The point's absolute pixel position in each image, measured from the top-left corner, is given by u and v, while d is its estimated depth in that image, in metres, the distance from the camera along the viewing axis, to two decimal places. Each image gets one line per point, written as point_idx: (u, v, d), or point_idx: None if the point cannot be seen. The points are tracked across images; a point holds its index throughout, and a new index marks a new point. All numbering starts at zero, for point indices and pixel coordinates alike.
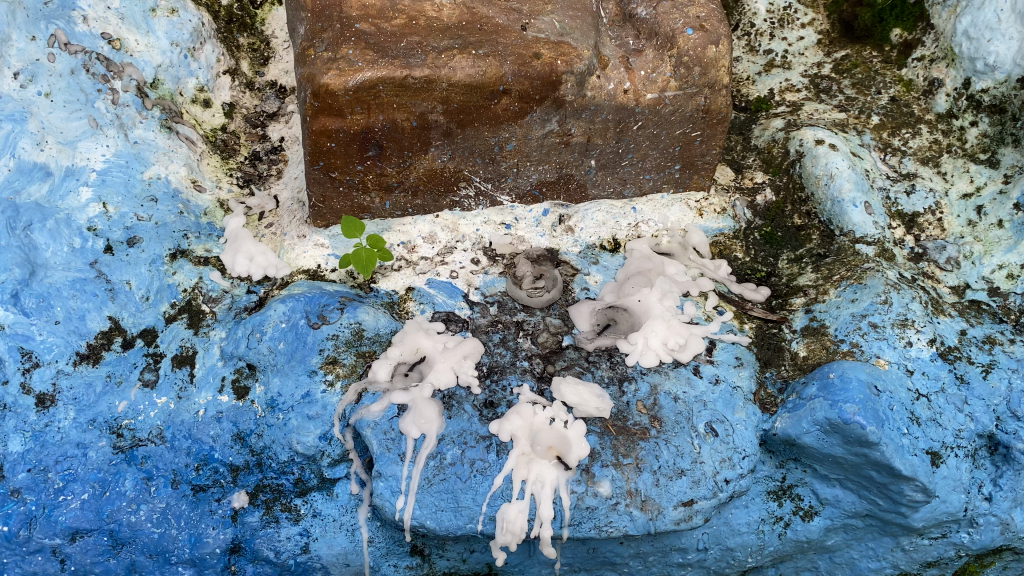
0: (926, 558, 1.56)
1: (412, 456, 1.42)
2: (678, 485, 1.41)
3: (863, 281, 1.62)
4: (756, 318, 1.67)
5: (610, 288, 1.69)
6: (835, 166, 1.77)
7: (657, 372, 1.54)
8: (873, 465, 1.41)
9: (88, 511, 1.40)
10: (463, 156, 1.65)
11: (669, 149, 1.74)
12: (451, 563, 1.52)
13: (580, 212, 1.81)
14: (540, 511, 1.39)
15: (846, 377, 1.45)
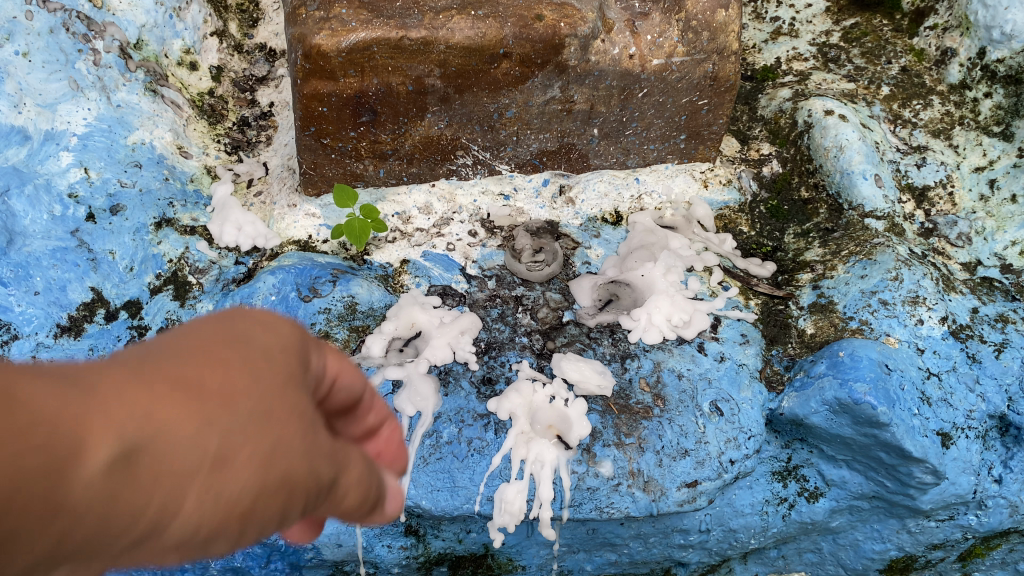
0: (931, 540, 1.53)
1: (407, 434, 1.37)
2: (681, 466, 1.36)
3: (872, 257, 1.57)
4: (762, 294, 1.62)
5: (612, 262, 1.62)
6: (846, 138, 1.72)
7: (660, 349, 1.49)
8: (882, 446, 1.37)
9: None
10: (461, 123, 1.59)
11: (675, 118, 1.67)
12: (446, 543, 1.46)
13: (582, 182, 1.75)
14: (539, 492, 1.34)
15: (857, 355, 1.40)
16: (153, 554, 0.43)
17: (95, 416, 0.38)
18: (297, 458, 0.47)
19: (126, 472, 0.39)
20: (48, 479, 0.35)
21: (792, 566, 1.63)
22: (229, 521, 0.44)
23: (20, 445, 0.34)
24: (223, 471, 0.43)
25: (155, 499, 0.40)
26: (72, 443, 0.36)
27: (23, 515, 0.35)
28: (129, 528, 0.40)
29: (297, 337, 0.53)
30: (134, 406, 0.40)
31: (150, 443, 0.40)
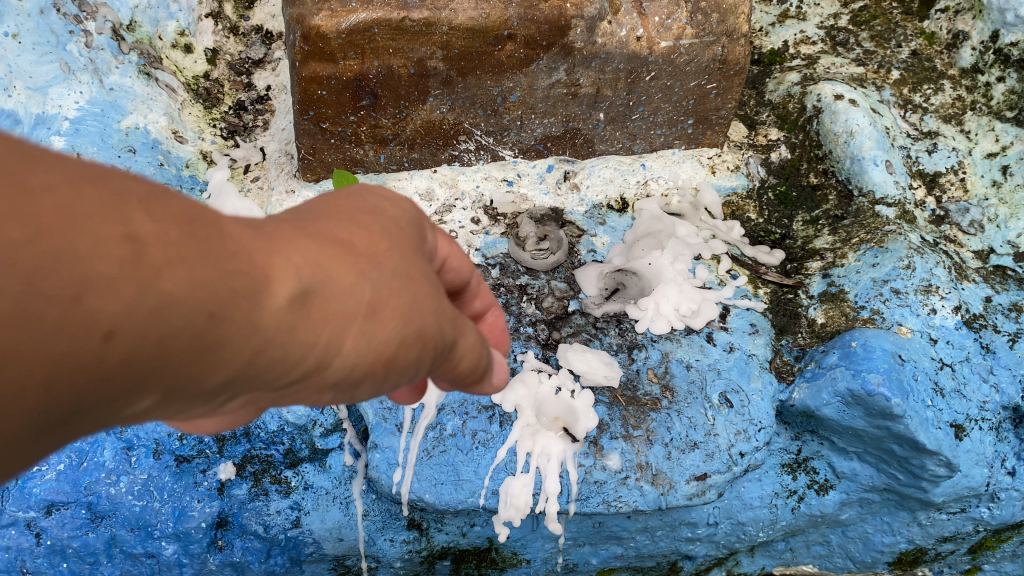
0: (942, 532, 1.51)
1: (410, 426, 1.34)
2: (690, 459, 1.34)
3: (884, 245, 1.54)
4: (771, 283, 1.59)
5: (618, 250, 1.59)
6: (856, 123, 1.68)
7: (668, 340, 1.45)
8: (895, 438, 1.34)
9: (65, 483, 1.34)
10: (463, 107, 1.55)
11: (683, 102, 1.63)
12: (449, 537, 1.42)
13: (587, 168, 1.71)
14: (545, 486, 1.32)
15: (870, 346, 1.36)
16: (318, 383, 0.55)
17: (282, 257, 0.49)
18: (429, 316, 0.58)
19: (304, 307, 0.50)
20: (250, 301, 0.46)
21: (800, 559, 1.60)
22: (373, 359, 0.55)
23: (231, 273, 0.45)
24: (375, 316, 0.54)
25: (323, 330, 0.52)
26: (264, 277, 0.48)
27: (233, 330, 0.46)
28: (303, 354, 0.51)
29: (421, 222, 0.65)
30: (311, 256, 0.51)
31: (324, 284, 0.51)
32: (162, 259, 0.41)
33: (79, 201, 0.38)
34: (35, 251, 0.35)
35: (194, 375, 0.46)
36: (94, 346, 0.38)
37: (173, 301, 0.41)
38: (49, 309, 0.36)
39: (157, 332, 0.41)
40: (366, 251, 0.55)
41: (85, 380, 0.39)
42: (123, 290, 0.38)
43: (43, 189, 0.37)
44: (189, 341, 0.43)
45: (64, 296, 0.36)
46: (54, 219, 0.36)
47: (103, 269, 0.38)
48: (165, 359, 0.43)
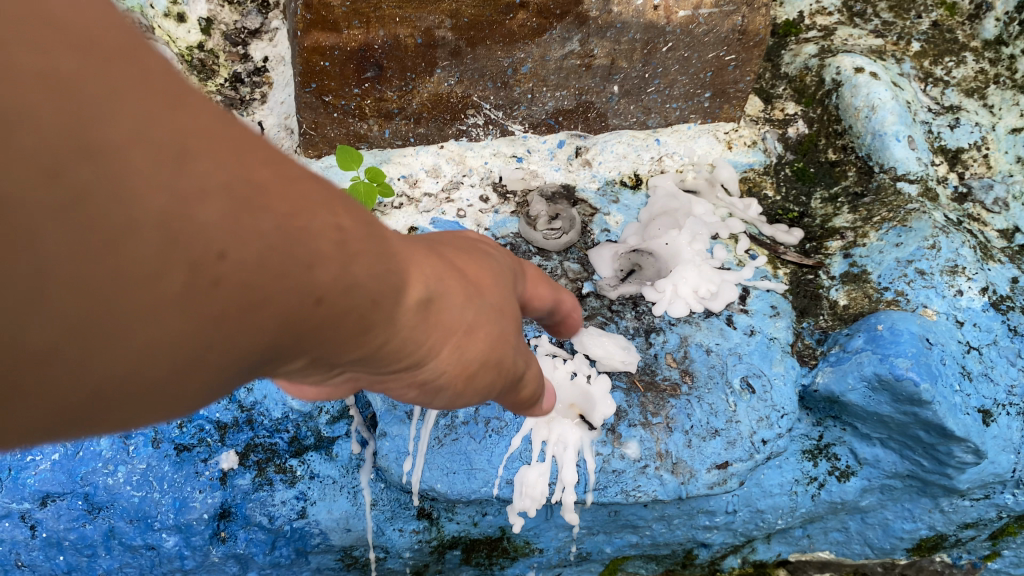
0: (964, 519, 1.47)
1: (420, 414, 1.29)
2: (712, 446, 1.29)
3: (907, 223, 1.48)
4: (790, 264, 1.54)
5: (633, 229, 1.53)
6: (878, 97, 1.62)
7: (687, 323, 1.40)
8: (922, 425, 1.29)
9: (60, 473, 1.31)
10: (472, 79, 1.49)
11: (700, 74, 1.57)
12: (460, 526, 1.38)
13: (599, 143, 1.64)
14: (562, 475, 1.27)
15: (897, 330, 1.31)
16: (412, 372, 0.74)
17: (417, 272, 0.68)
18: (500, 340, 0.79)
19: (427, 310, 0.68)
20: (397, 295, 0.64)
21: (817, 545, 1.57)
22: (458, 364, 0.75)
23: (390, 272, 0.62)
24: (471, 334, 0.75)
25: (433, 334, 0.70)
26: (407, 281, 0.66)
27: (382, 317, 0.62)
28: (416, 350, 0.70)
29: (500, 267, 0.87)
30: (434, 274, 0.70)
31: (440, 297, 0.70)
32: (353, 250, 0.56)
33: (307, 194, 0.52)
34: (289, 224, 0.49)
35: (345, 347, 0.61)
36: (309, 307, 0.53)
37: (355, 282, 0.57)
38: (294, 270, 0.50)
39: (343, 305, 0.56)
40: (470, 282, 0.76)
41: (290, 332, 0.53)
42: (332, 268, 0.54)
43: (285, 180, 0.50)
44: (358, 320, 0.59)
45: (301, 262, 0.50)
46: (293, 203, 0.50)
47: (322, 248, 0.52)
48: (337, 329, 0.58)
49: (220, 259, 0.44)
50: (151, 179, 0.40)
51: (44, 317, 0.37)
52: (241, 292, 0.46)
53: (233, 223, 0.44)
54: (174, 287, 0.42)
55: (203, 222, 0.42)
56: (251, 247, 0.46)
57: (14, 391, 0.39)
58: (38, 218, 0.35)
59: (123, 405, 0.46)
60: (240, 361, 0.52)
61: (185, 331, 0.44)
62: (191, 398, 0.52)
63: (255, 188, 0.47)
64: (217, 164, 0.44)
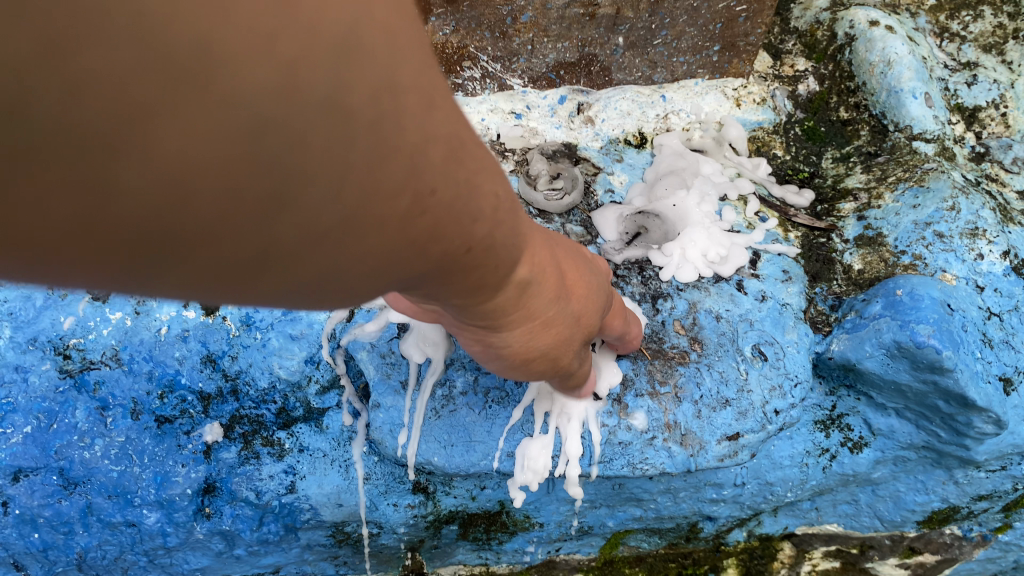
0: (978, 490, 1.42)
1: (416, 383, 1.23)
2: (722, 417, 1.23)
3: (925, 184, 1.41)
4: (801, 227, 1.46)
5: (638, 190, 1.46)
6: (894, 51, 1.54)
7: (696, 288, 1.33)
8: (942, 394, 1.23)
9: (32, 447, 1.23)
10: (469, 29, 1.46)
11: (709, 26, 1.51)
12: (458, 500, 1.31)
13: (602, 99, 1.56)
14: (567, 448, 1.21)
15: (917, 294, 1.24)
16: (482, 335, 0.76)
17: (530, 254, 0.69)
18: (568, 333, 0.82)
19: (527, 290, 0.70)
20: (507, 275, 0.65)
21: (824, 518, 1.52)
22: (525, 344, 0.78)
23: (518, 243, 0.63)
24: (546, 327, 0.77)
25: (518, 311, 0.72)
26: (523, 258, 0.67)
27: (495, 282, 0.64)
28: (501, 319, 0.72)
29: (595, 269, 0.89)
30: (543, 260, 0.72)
31: (540, 283, 0.71)
32: (500, 219, 0.58)
33: (487, 160, 0.54)
34: (472, 181, 0.52)
35: (461, 294, 0.64)
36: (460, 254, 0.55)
37: (495, 248, 0.59)
38: (461, 226, 0.52)
39: (474, 264, 0.58)
40: (565, 283, 0.78)
41: (441, 270, 0.56)
42: (486, 227, 0.56)
43: (478, 143, 0.53)
44: (476, 280, 0.61)
45: (469, 219, 0.53)
46: (481, 164, 0.53)
47: (484, 209, 0.54)
48: (462, 280, 0.60)
49: (430, 195, 0.47)
50: (413, 117, 0.43)
51: (324, 208, 0.40)
52: (434, 226, 0.49)
53: (446, 168, 0.47)
54: (400, 210, 0.45)
55: (428, 162, 0.46)
56: (449, 191, 0.49)
57: (269, 264, 0.42)
58: (348, 129, 0.38)
59: (311, 296, 0.49)
60: (398, 281, 0.54)
61: (393, 247, 0.47)
62: (343, 303, 0.54)
63: (462, 147, 0.49)
64: (447, 119, 0.47)
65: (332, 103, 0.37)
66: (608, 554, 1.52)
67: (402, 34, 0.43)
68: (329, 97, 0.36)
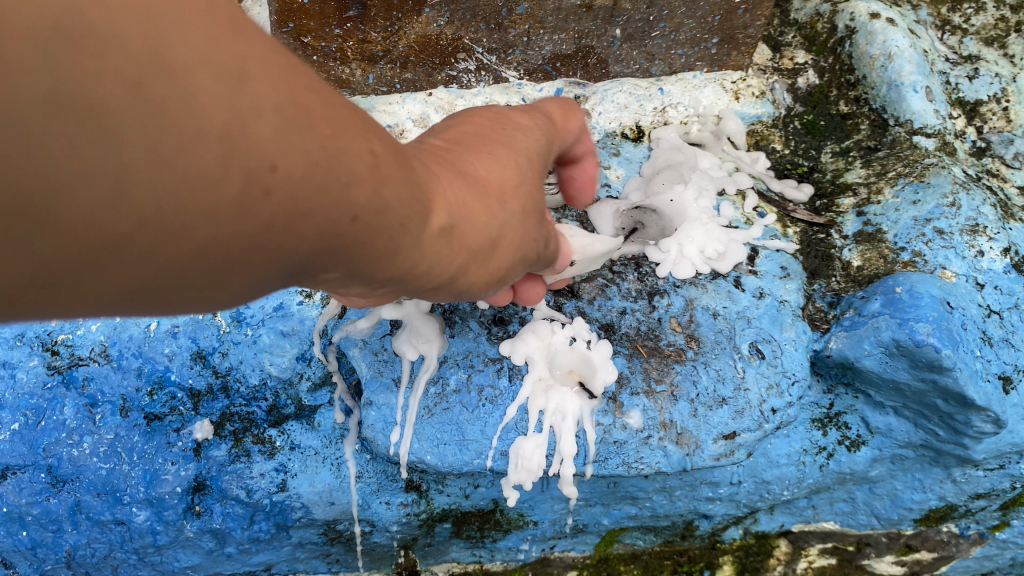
0: (976, 489, 1.41)
1: (409, 381, 1.21)
2: (718, 416, 1.21)
3: (925, 179, 1.39)
4: (800, 222, 1.45)
5: (635, 184, 1.44)
6: (895, 44, 1.52)
7: (693, 285, 1.31)
8: (940, 392, 1.22)
9: (21, 444, 1.21)
10: (463, 20, 1.41)
11: (708, 18, 1.48)
12: (451, 499, 1.30)
13: (599, 92, 1.56)
14: (561, 447, 1.19)
15: (917, 292, 1.22)
16: (442, 291, 0.73)
17: (439, 196, 0.63)
18: (524, 241, 0.77)
19: (451, 231, 0.65)
20: (420, 218, 0.60)
21: (821, 516, 1.51)
22: (485, 273, 0.74)
23: (417, 194, 0.59)
24: (490, 259, 0.72)
25: (457, 256, 0.67)
26: (431, 206, 0.61)
27: (408, 242, 0.60)
28: (443, 271, 0.68)
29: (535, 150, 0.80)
30: (458, 193, 0.66)
31: (462, 218, 0.66)
32: (386, 174, 0.54)
33: (346, 121, 0.51)
34: (331, 146, 0.48)
35: (377, 270, 0.60)
36: (347, 225, 0.51)
37: (389, 207, 0.54)
38: (332, 194, 0.48)
39: (375, 226, 0.54)
40: (493, 190, 0.70)
41: (331, 248, 0.52)
42: (368, 188, 0.51)
43: (332, 105, 0.50)
44: (388, 243, 0.57)
45: (340, 183, 0.49)
46: (337, 126, 0.50)
47: (359, 169, 0.51)
48: (370, 251, 0.56)
49: (271, 171, 0.44)
50: (213, 93, 0.41)
51: (103, 216, 0.39)
52: (289, 206, 0.45)
53: (284, 141, 0.44)
54: (222, 197, 0.42)
55: (255, 136, 0.43)
56: (299, 164, 0.45)
57: (63, 283, 0.41)
58: (104, 122, 0.37)
59: (172, 303, 0.48)
60: (280, 274, 0.51)
61: (235, 243, 0.44)
62: (238, 307, 0.54)
63: (304, 111, 0.47)
64: (270, 86, 0.45)
65: (63, 100, 0.37)
66: (604, 551, 1.52)
67: (173, 18, 0.42)
68: (51, 101, 0.36)
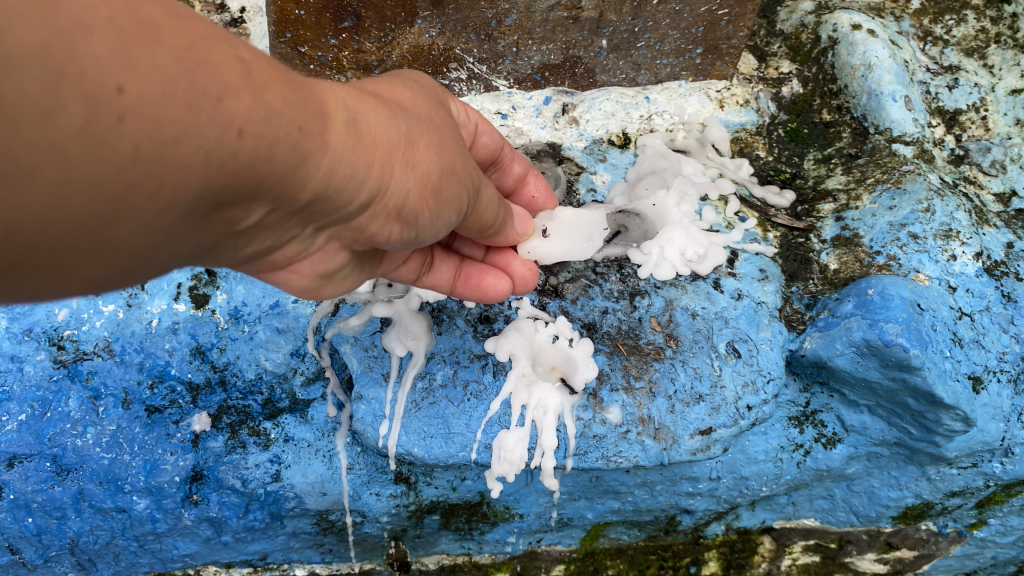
0: (951, 487, 1.44)
1: (397, 376, 1.27)
2: (695, 412, 1.26)
3: (902, 186, 1.43)
4: (781, 227, 1.48)
5: (620, 189, 1.48)
6: (875, 55, 1.56)
7: (673, 286, 1.36)
8: (910, 391, 1.26)
9: (26, 434, 1.27)
10: (454, 31, 1.47)
11: (691, 29, 1.54)
12: (439, 491, 1.35)
13: (587, 100, 1.62)
14: (542, 440, 1.25)
15: (888, 294, 1.26)
16: (383, 209, 0.77)
17: (333, 95, 0.68)
18: (445, 149, 0.81)
19: (358, 129, 0.69)
20: (320, 115, 0.65)
21: (802, 513, 1.55)
22: (418, 178, 0.77)
23: (306, 101, 0.64)
24: (416, 164, 0.76)
25: (377, 154, 0.71)
26: (326, 106, 0.67)
27: (314, 147, 0.64)
28: (368, 176, 0.71)
29: (424, 87, 0.88)
30: (355, 99, 0.72)
31: (364, 117, 0.71)
32: (262, 80, 0.59)
33: (204, 32, 0.55)
34: (190, 58, 0.53)
35: (292, 184, 0.65)
36: (233, 139, 0.56)
37: (275, 112, 0.60)
38: (202, 107, 0.54)
39: (267, 135, 0.59)
40: (388, 104, 0.76)
41: (227, 166, 0.57)
42: (245, 98, 0.57)
43: (181, 17, 0.55)
44: (290, 149, 0.62)
45: (211, 96, 0.54)
46: (193, 38, 0.54)
47: (231, 80, 0.56)
48: (274, 163, 0.61)
49: (119, 94, 0.48)
50: (26, 16, 0.45)
51: None
52: (154, 130, 0.51)
53: (125, 59, 0.49)
54: (69, 126, 0.46)
55: (90, 54, 0.47)
56: (150, 81, 0.50)
57: None
58: None
59: (79, 250, 0.54)
60: (183, 205, 0.57)
61: (112, 174, 0.50)
62: (150, 246, 0.59)
63: (145, 23, 0.51)
64: (98, 1, 0.49)
65: None
66: (590, 546, 1.56)
67: None
68: None
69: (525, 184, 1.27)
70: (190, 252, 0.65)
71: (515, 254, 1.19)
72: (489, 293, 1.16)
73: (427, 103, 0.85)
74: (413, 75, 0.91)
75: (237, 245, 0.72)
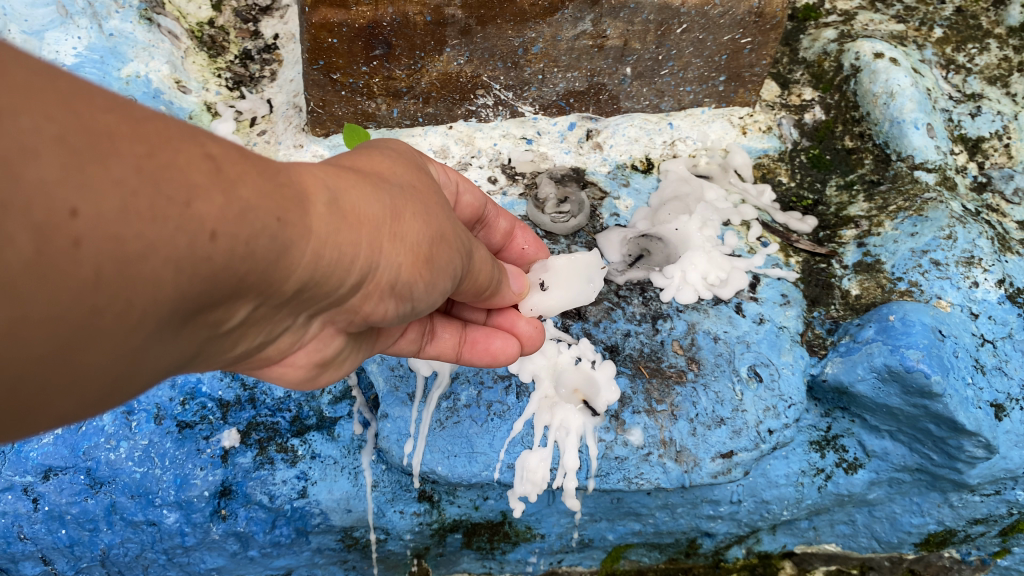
0: (974, 514, 1.44)
1: (423, 395, 1.30)
2: (716, 435, 1.27)
3: (923, 213, 1.44)
4: (803, 252, 1.49)
5: (643, 214, 1.51)
6: (897, 83, 1.57)
7: (695, 310, 1.38)
8: (932, 417, 1.26)
9: (63, 447, 1.31)
10: (482, 59, 1.51)
11: (715, 57, 1.57)
12: (461, 510, 1.37)
13: (611, 126, 1.65)
14: (563, 460, 1.27)
15: (909, 320, 1.28)
16: (375, 284, 0.79)
17: (314, 176, 0.70)
18: (432, 217, 0.83)
19: (342, 208, 0.71)
20: (303, 200, 0.67)
21: (823, 538, 1.55)
22: (408, 251, 0.79)
23: (283, 188, 0.65)
24: (402, 236, 0.78)
25: (363, 232, 0.73)
26: (306, 189, 0.68)
27: (297, 234, 0.66)
28: (357, 254, 0.74)
29: (403, 156, 0.91)
30: (336, 176, 0.74)
31: (347, 195, 0.73)
32: (233, 175, 0.59)
33: (166, 133, 0.55)
34: (150, 165, 0.52)
35: (276, 274, 0.67)
36: (205, 243, 0.56)
37: (250, 208, 0.60)
38: (166, 217, 0.53)
39: (242, 234, 0.59)
40: (368, 179, 0.79)
41: (201, 270, 0.57)
42: (215, 199, 0.56)
43: (139, 121, 0.53)
44: (269, 242, 0.63)
45: (178, 202, 0.53)
46: (153, 143, 0.53)
47: (198, 180, 0.55)
48: (254, 258, 0.62)
49: (73, 217, 0.46)
50: None
51: None
52: (116, 251, 0.50)
53: (78, 178, 0.47)
54: (18, 261, 0.44)
55: (37, 180, 0.44)
56: (107, 201, 0.48)
57: None
58: None
59: (60, 381, 0.54)
60: (157, 316, 0.57)
61: (82, 301, 0.49)
62: (131, 360, 0.59)
63: (103, 135, 0.49)
64: (45, 119, 0.46)
65: None
66: (611, 567, 1.56)
67: None
68: None
69: (513, 238, 1.23)
70: (175, 356, 0.65)
71: (519, 315, 1.19)
72: (499, 357, 1.15)
73: (408, 171, 0.87)
74: (390, 145, 0.93)
75: (226, 339, 0.73)
